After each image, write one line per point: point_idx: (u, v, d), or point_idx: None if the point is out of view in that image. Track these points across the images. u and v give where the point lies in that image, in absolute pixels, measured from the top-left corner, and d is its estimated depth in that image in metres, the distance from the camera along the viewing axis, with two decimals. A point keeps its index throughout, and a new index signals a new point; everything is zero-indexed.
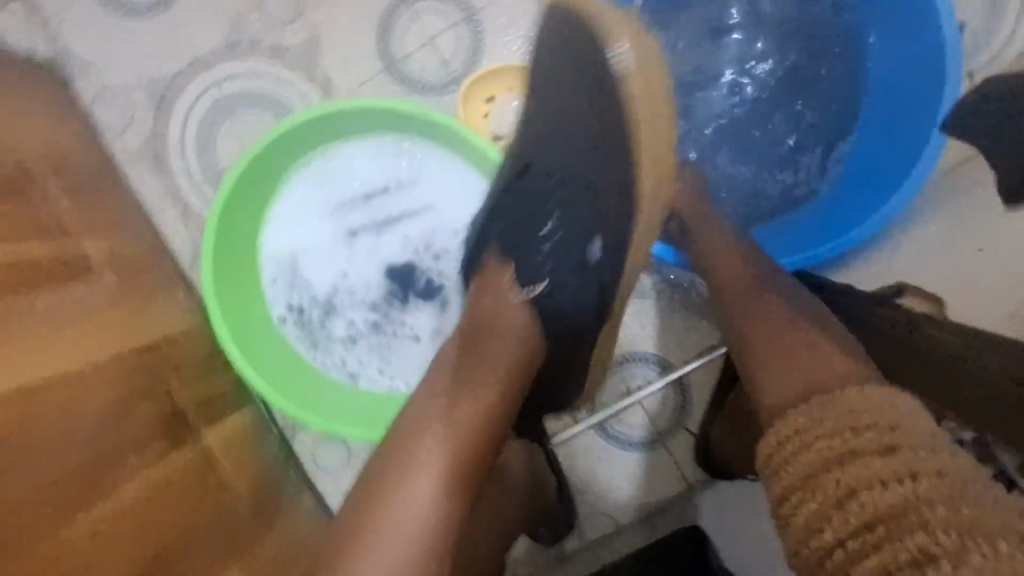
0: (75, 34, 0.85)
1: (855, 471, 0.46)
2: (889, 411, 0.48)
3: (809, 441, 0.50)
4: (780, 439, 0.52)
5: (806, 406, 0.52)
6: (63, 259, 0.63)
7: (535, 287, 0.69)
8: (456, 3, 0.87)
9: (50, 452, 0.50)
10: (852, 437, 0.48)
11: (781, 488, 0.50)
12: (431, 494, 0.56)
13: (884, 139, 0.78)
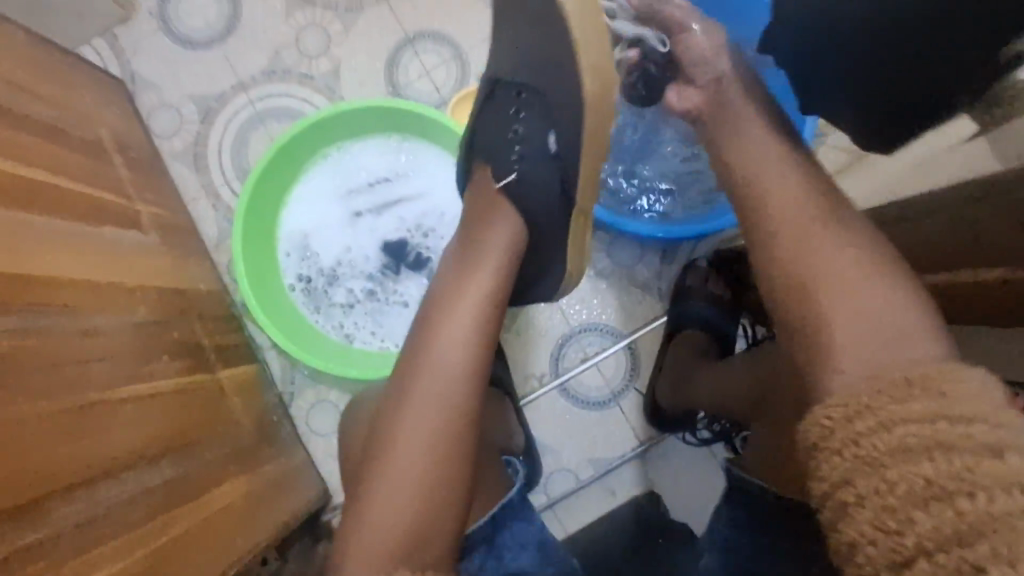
0: (142, 59, 1.03)
1: (934, 456, 0.41)
2: (982, 403, 0.43)
3: (870, 419, 0.47)
4: (830, 414, 0.50)
5: (881, 389, 0.49)
6: (121, 212, 0.81)
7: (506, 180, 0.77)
8: (450, 43, 1.01)
9: (106, 337, 0.65)
10: (927, 411, 0.45)
11: (843, 471, 0.46)
12: None
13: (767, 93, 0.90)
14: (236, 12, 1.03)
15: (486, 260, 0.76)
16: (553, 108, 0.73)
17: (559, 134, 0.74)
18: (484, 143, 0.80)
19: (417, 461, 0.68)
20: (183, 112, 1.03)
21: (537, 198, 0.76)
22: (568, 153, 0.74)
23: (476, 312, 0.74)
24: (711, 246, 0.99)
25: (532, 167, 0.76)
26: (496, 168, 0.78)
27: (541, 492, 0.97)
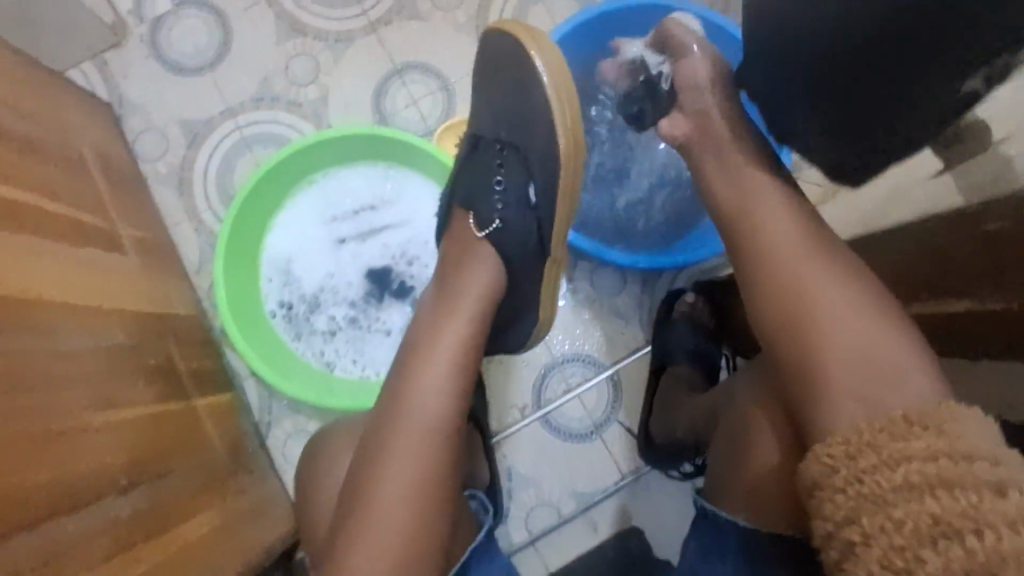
0: (130, 83, 1.03)
1: (938, 493, 0.43)
2: (985, 445, 0.44)
3: (872, 457, 0.49)
4: (832, 452, 0.52)
5: (888, 426, 0.50)
6: (103, 234, 0.80)
7: (488, 225, 0.77)
8: (437, 74, 1.03)
9: (79, 360, 0.63)
10: (927, 447, 0.46)
11: (849, 509, 0.47)
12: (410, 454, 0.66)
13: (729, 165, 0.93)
14: (228, 39, 1.04)
15: (473, 290, 0.75)
16: (533, 161, 0.77)
17: (541, 184, 0.77)
18: (461, 195, 0.80)
19: (393, 495, 0.65)
20: (170, 135, 1.03)
21: (519, 237, 0.77)
22: (547, 201, 0.77)
23: (459, 337, 0.73)
24: (692, 277, 1.00)
25: (514, 211, 0.77)
26: (477, 218, 0.77)
27: (521, 528, 0.95)
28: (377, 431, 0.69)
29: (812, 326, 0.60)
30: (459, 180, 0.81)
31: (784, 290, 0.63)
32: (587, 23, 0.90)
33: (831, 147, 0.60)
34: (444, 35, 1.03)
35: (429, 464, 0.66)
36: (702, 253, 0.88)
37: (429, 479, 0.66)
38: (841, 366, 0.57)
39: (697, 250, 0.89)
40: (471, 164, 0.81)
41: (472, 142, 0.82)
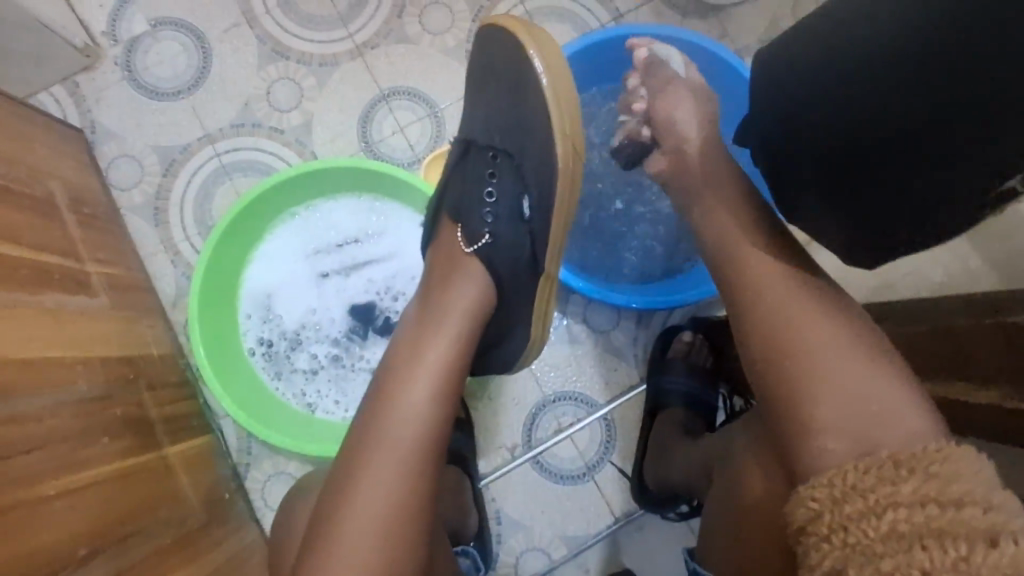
0: (103, 108, 0.99)
1: (928, 545, 0.41)
2: (974, 486, 0.43)
3: (857, 502, 0.46)
4: (816, 496, 0.49)
5: (871, 462, 0.48)
6: (70, 275, 0.76)
7: (477, 240, 0.73)
8: (425, 101, 1.00)
9: (42, 423, 0.60)
10: (915, 494, 0.44)
11: (834, 559, 0.45)
12: (387, 506, 0.61)
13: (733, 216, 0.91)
14: (207, 63, 1.00)
15: (457, 309, 0.71)
16: (529, 169, 0.73)
17: (535, 197, 0.73)
18: (450, 201, 0.75)
19: (368, 539, 0.60)
20: (145, 163, 0.98)
21: (512, 252, 0.73)
22: (541, 212, 0.73)
23: (440, 363, 0.68)
24: (687, 313, 0.97)
25: (506, 225, 0.73)
26: (466, 231, 0.73)
27: (510, 574, 0.92)
28: (352, 454, 0.65)
29: (808, 364, 0.56)
30: (449, 188, 0.76)
31: (786, 324, 0.59)
32: (589, 49, 0.86)
33: (849, 222, 0.56)
34: (432, 59, 1.00)
35: (390, 499, 0.61)
36: (698, 293, 0.85)
37: (403, 520, 0.61)
38: (838, 402, 0.53)
39: (693, 289, 0.86)
40: (460, 171, 0.76)
41: (463, 147, 0.77)
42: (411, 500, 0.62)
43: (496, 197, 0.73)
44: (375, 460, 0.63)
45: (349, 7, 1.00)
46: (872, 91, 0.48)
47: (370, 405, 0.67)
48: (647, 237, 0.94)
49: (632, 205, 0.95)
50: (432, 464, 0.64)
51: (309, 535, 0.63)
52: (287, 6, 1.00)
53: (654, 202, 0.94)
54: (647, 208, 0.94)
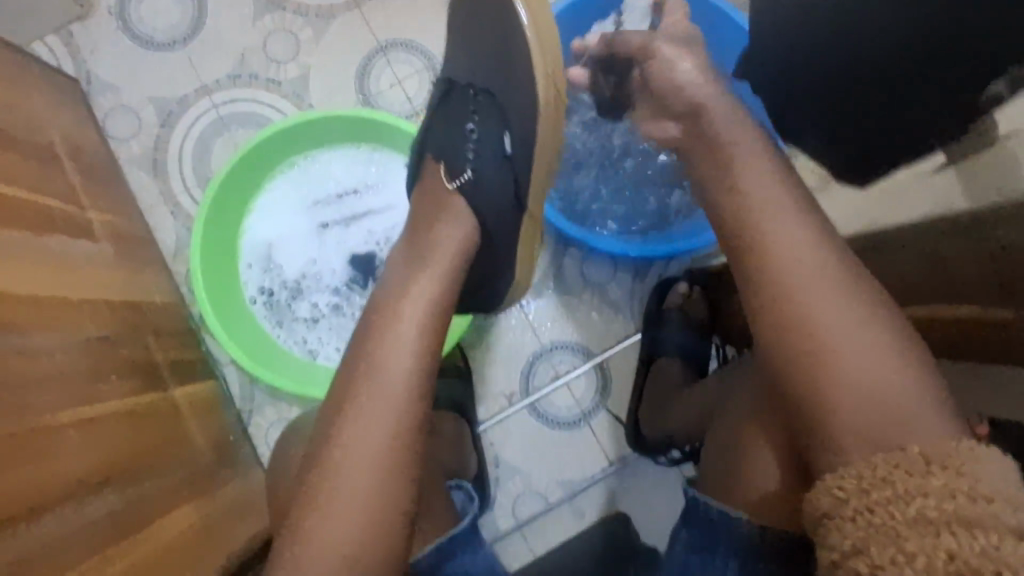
0: (99, 59, 0.98)
1: (955, 532, 0.40)
2: (1003, 486, 0.42)
3: (885, 489, 0.45)
4: (844, 484, 0.48)
5: (903, 453, 0.47)
6: (73, 221, 0.77)
7: (460, 176, 0.73)
8: (423, 54, 0.99)
9: (53, 359, 0.61)
10: (945, 485, 0.43)
11: (854, 538, 0.45)
12: (386, 437, 0.63)
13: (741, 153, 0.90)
14: (202, 13, 0.99)
15: (442, 251, 0.72)
16: (512, 111, 0.73)
17: (516, 134, 0.73)
18: (434, 142, 0.76)
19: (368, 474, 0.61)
20: (142, 115, 0.98)
21: (495, 196, 0.73)
22: (524, 150, 0.73)
23: (431, 302, 0.70)
24: (682, 266, 0.99)
25: (489, 162, 0.73)
26: (449, 167, 0.74)
27: (508, 516, 0.95)
28: (345, 388, 0.66)
29: (793, 327, 0.54)
30: (433, 130, 0.77)
31: (789, 264, 0.56)
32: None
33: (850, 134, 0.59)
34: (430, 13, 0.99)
35: (382, 430, 0.63)
36: (688, 245, 0.87)
37: (396, 445, 0.63)
38: (836, 352, 0.52)
39: (685, 242, 0.87)
40: (444, 110, 0.77)
41: (445, 87, 0.79)
42: (405, 427, 0.64)
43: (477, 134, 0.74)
44: (372, 396, 0.64)
45: None
46: (858, 25, 0.50)
47: (363, 343, 0.68)
48: (638, 189, 0.96)
49: (615, 153, 0.95)
50: (421, 397, 0.66)
51: (307, 463, 0.64)
52: None
53: (636, 151, 0.95)
54: (629, 156, 0.95)
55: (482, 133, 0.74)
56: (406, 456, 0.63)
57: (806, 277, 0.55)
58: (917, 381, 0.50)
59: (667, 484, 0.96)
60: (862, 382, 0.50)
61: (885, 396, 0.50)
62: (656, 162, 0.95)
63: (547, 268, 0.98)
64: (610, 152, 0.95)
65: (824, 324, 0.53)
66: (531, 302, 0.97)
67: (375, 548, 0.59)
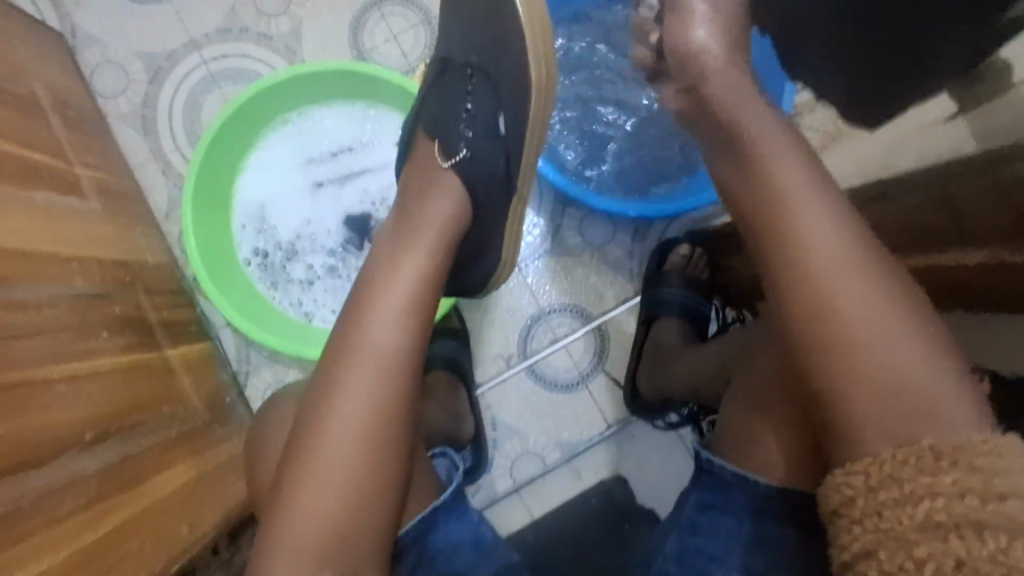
0: (85, 11, 0.95)
1: (966, 535, 0.39)
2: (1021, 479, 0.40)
3: (893, 489, 0.43)
4: (852, 481, 0.46)
5: (913, 448, 0.45)
6: (61, 177, 0.75)
7: (455, 154, 0.71)
8: (418, 8, 0.96)
9: (43, 316, 0.60)
10: (956, 484, 0.41)
11: (862, 541, 0.43)
12: (377, 398, 0.62)
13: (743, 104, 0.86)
14: None
15: (439, 213, 0.70)
16: (504, 86, 0.71)
17: (511, 113, 0.71)
18: (427, 118, 0.74)
19: (348, 442, 0.60)
20: (130, 70, 0.95)
21: (484, 164, 0.71)
22: (516, 129, 0.72)
23: (426, 260, 0.68)
24: (683, 227, 0.98)
25: (483, 140, 0.71)
26: (443, 145, 0.72)
27: (505, 477, 0.95)
28: (336, 347, 0.65)
29: (802, 310, 0.51)
30: (427, 106, 0.75)
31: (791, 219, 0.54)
32: None
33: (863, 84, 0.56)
34: None
35: (374, 390, 0.62)
36: (690, 203, 0.85)
37: (386, 410, 0.61)
38: (845, 322, 0.50)
39: (688, 201, 0.86)
40: (438, 88, 0.75)
41: (441, 66, 0.75)
42: (394, 390, 0.62)
43: (474, 112, 0.71)
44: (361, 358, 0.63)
45: None
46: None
47: (353, 302, 0.67)
48: (640, 147, 0.93)
49: (610, 110, 0.93)
50: (413, 358, 0.64)
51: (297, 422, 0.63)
52: None
53: (632, 109, 0.93)
54: (627, 113, 0.93)
55: (477, 112, 0.71)
56: (395, 414, 0.62)
57: (815, 239, 0.52)
58: (921, 335, 0.48)
59: (666, 449, 0.96)
60: (866, 329, 0.49)
61: (886, 341, 0.48)
62: (653, 118, 0.92)
63: (542, 230, 0.96)
64: (604, 109, 0.93)
65: (833, 289, 0.51)
66: (528, 264, 0.96)
67: (366, 512, 0.59)
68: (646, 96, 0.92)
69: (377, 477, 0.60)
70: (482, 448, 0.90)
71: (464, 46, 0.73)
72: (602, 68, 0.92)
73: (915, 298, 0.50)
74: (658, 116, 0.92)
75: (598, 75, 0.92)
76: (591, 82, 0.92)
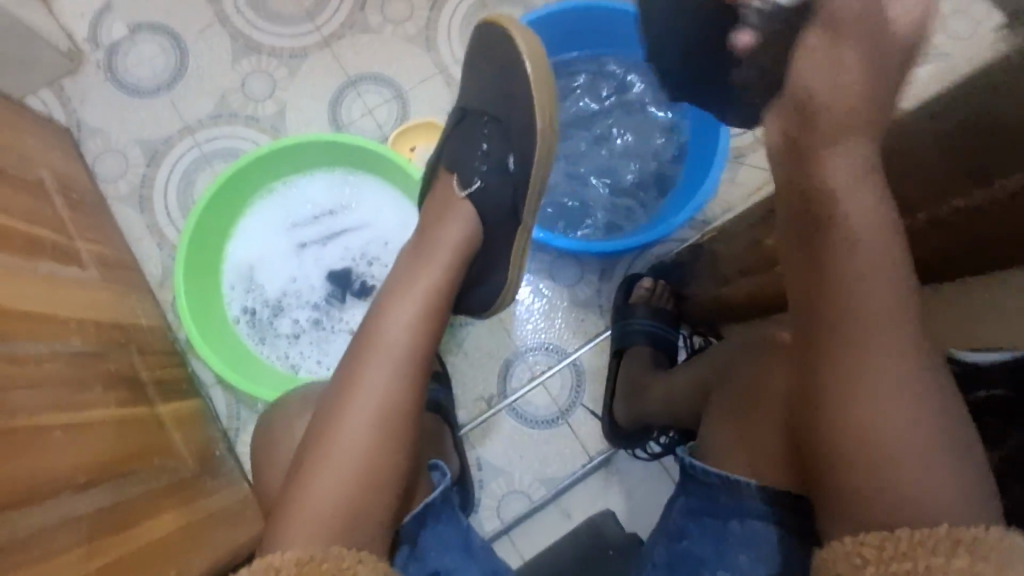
0: (89, 107, 1.05)
1: None
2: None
3: (904, 562, 0.44)
4: (864, 551, 0.47)
5: (932, 532, 0.45)
6: (62, 248, 0.82)
7: (471, 185, 0.75)
8: (390, 85, 1.07)
9: (40, 369, 0.64)
10: (967, 566, 0.41)
11: None
12: (361, 412, 0.61)
13: (698, 151, 0.96)
14: (183, 61, 1.06)
15: (444, 246, 0.73)
16: (515, 132, 0.76)
17: (519, 153, 0.76)
18: (447, 156, 0.78)
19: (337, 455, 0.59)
20: (130, 156, 1.05)
21: (485, 205, 0.75)
22: (524, 169, 0.75)
23: (427, 281, 0.70)
24: (649, 262, 1.03)
25: (495, 175, 0.75)
26: (460, 177, 0.76)
27: (493, 517, 0.96)
28: (336, 380, 0.65)
29: (838, 377, 0.53)
30: (447, 146, 0.80)
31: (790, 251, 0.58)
32: (551, 19, 0.93)
33: (785, 104, 0.61)
34: (396, 45, 1.07)
35: (369, 403, 0.62)
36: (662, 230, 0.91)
37: (381, 416, 0.61)
38: (872, 400, 0.51)
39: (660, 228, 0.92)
40: (458, 131, 0.80)
41: (459, 113, 0.81)
42: (387, 395, 0.62)
43: (491, 151, 0.76)
44: (359, 381, 0.63)
45: (315, 3, 1.07)
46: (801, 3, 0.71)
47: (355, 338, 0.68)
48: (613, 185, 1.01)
49: (580, 161, 1.01)
50: (410, 366, 0.65)
51: (305, 434, 0.63)
52: (256, 6, 1.07)
53: (599, 160, 1.01)
54: (596, 163, 1.01)
55: (492, 151, 0.76)
56: (388, 430, 0.61)
57: (848, 285, 0.53)
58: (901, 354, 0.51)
59: (650, 480, 0.98)
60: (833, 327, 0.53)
61: (866, 363, 0.52)
62: (619, 166, 1.01)
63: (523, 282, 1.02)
64: (575, 161, 1.01)
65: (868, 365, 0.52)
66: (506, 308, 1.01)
67: (353, 515, 0.57)
68: (611, 148, 1.01)
69: (371, 495, 0.58)
70: (468, 486, 0.92)
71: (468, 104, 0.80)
72: (570, 126, 1.02)
73: (900, 321, 0.52)
74: (623, 165, 1.01)
75: (568, 133, 1.02)
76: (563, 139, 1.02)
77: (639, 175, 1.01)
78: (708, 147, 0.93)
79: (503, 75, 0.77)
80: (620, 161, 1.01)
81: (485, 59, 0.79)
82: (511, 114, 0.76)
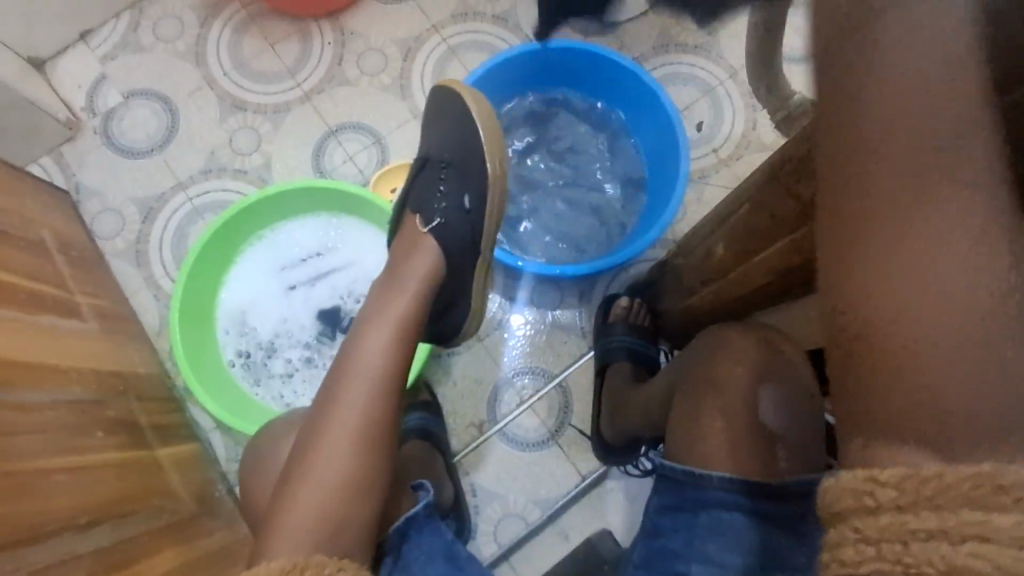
0: (86, 171, 1.11)
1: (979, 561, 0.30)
2: None
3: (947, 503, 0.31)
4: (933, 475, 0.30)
5: None
6: (63, 303, 0.86)
7: (431, 222, 0.80)
8: (369, 132, 1.13)
9: (42, 416, 0.68)
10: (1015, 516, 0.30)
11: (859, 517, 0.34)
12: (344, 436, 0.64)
13: (660, 172, 1.01)
14: (174, 123, 1.13)
15: (413, 277, 0.77)
16: (469, 172, 0.79)
17: (474, 192, 0.79)
18: (411, 200, 0.83)
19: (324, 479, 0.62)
20: (126, 214, 1.10)
21: (447, 240, 0.79)
22: (481, 204, 0.79)
23: (400, 310, 0.74)
24: (624, 281, 1.07)
25: (453, 213, 0.79)
26: (421, 216, 0.81)
27: (490, 542, 0.98)
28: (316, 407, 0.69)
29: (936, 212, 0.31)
30: (411, 189, 0.84)
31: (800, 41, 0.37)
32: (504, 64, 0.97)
33: None
34: (373, 95, 1.14)
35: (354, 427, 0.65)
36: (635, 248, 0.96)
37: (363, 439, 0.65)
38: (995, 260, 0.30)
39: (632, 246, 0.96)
40: (419, 178, 0.84)
41: (421, 160, 0.85)
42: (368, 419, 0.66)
43: (448, 192, 0.80)
44: (342, 408, 0.66)
45: (296, 61, 1.15)
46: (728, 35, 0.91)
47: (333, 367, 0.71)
48: (580, 211, 1.06)
49: (551, 191, 1.06)
50: (389, 391, 0.69)
51: (289, 461, 0.66)
52: (241, 67, 1.14)
53: (569, 189, 1.07)
54: (565, 192, 1.06)
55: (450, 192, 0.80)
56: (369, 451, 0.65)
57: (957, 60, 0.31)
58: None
59: (643, 495, 0.99)
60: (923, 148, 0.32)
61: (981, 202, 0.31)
62: (588, 193, 1.06)
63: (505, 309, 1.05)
64: (546, 191, 1.06)
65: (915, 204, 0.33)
66: (491, 336, 1.05)
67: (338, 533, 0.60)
68: (579, 177, 1.07)
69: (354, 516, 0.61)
70: (462, 512, 0.94)
71: (432, 147, 0.85)
72: (537, 160, 1.07)
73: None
74: (592, 192, 1.06)
75: (536, 167, 1.07)
76: (532, 172, 1.07)
77: (608, 200, 1.06)
78: (669, 168, 0.98)
79: (460, 117, 0.81)
80: (589, 188, 1.07)
81: (443, 104, 0.84)
82: (465, 153, 0.80)
